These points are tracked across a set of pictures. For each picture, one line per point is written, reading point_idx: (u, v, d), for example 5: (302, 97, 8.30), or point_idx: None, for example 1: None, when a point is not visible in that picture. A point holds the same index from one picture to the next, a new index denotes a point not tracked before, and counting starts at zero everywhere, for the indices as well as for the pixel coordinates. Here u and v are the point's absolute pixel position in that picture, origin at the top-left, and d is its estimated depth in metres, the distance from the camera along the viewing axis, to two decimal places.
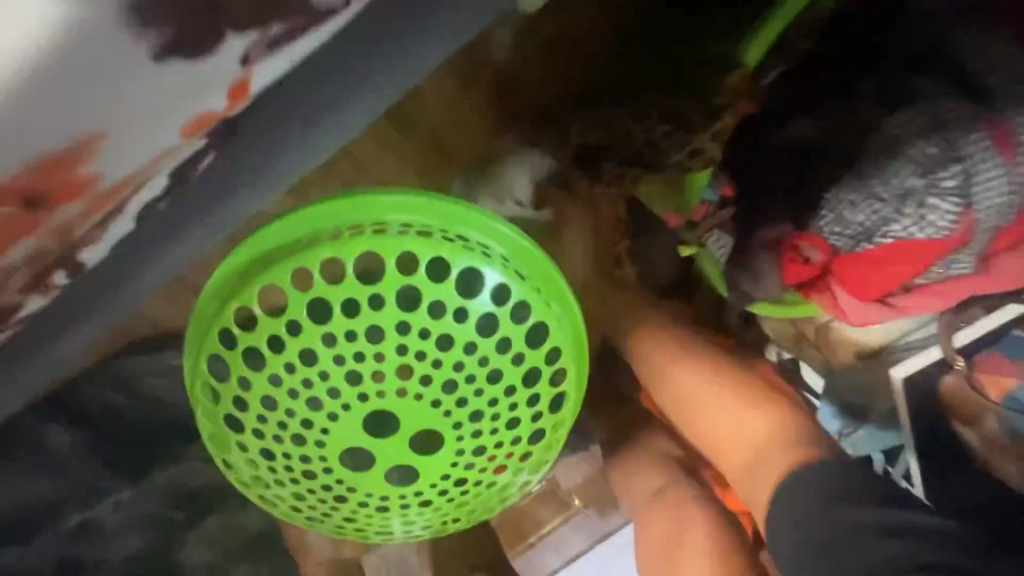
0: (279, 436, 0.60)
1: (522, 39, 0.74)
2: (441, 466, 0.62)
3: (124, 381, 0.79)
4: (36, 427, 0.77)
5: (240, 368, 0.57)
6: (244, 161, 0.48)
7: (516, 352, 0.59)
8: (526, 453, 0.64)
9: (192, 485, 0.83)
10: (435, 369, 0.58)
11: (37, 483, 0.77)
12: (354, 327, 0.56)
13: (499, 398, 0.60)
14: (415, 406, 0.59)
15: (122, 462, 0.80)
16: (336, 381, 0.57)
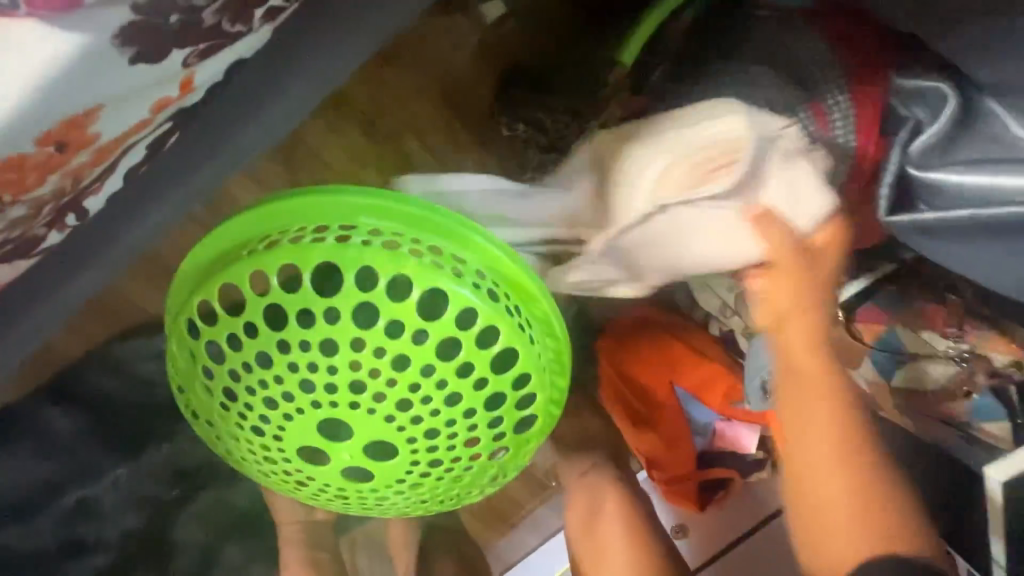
0: (245, 418, 0.65)
1: (452, 49, 0.81)
2: (395, 473, 0.65)
3: (120, 367, 0.86)
4: (42, 410, 0.84)
5: (205, 358, 0.65)
6: (197, 148, 0.55)
7: (477, 375, 0.62)
8: (479, 456, 0.68)
9: (184, 464, 0.90)
10: (389, 386, 0.61)
11: (43, 463, 0.84)
12: (307, 337, 0.60)
13: (452, 413, 0.63)
14: (370, 415, 0.62)
15: (122, 442, 0.87)
16: (290, 387, 0.61)
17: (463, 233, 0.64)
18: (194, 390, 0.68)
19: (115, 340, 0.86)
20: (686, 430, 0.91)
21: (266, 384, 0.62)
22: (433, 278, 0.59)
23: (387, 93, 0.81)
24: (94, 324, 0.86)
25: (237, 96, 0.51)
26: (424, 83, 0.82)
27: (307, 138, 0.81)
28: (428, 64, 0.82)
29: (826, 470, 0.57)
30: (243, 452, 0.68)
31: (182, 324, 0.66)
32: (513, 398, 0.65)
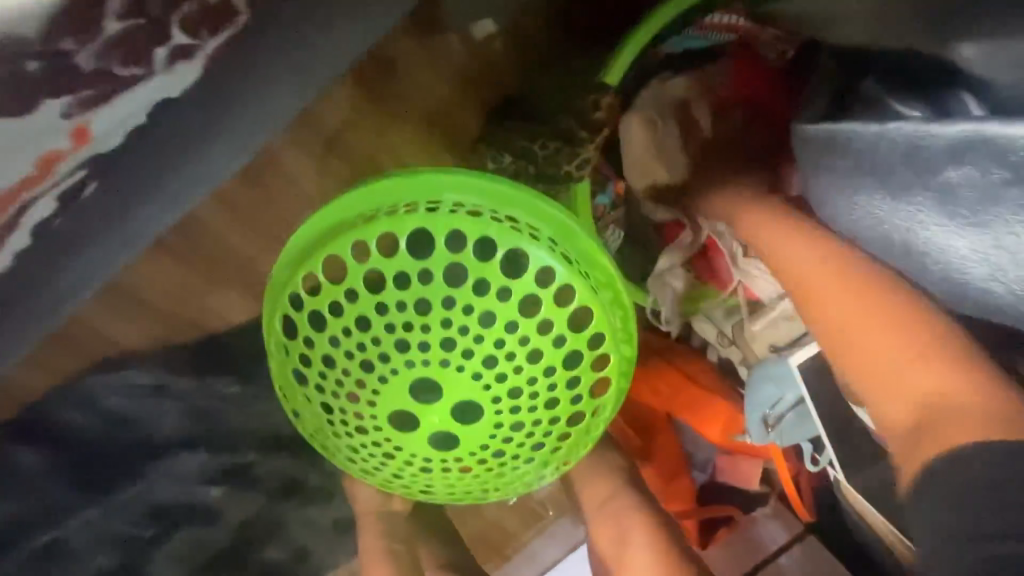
0: (339, 387, 0.65)
1: (440, 74, 0.78)
2: (482, 436, 0.67)
3: (89, 402, 0.82)
4: (7, 449, 0.80)
5: (307, 328, 0.65)
6: (134, 176, 0.58)
7: (558, 330, 0.64)
8: (556, 421, 0.68)
9: (159, 502, 0.86)
10: (478, 342, 0.63)
11: (9, 503, 0.80)
12: (404, 298, 0.62)
13: (536, 369, 0.65)
14: (459, 373, 0.64)
15: (91, 479, 0.83)
16: (387, 348, 0.63)
17: (532, 201, 0.64)
18: (286, 376, 0.68)
19: (82, 374, 0.82)
20: (682, 463, 0.88)
21: (366, 349, 0.64)
22: (516, 239, 0.61)
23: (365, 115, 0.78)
24: (64, 358, 0.81)
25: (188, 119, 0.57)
26: (408, 106, 0.78)
27: (283, 164, 0.78)
28: (414, 85, 0.78)
29: (878, 345, 0.50)
30: (335, 432, 0.68)
31: (282, 300, 0.65)
32: (589, 359, 0.66)
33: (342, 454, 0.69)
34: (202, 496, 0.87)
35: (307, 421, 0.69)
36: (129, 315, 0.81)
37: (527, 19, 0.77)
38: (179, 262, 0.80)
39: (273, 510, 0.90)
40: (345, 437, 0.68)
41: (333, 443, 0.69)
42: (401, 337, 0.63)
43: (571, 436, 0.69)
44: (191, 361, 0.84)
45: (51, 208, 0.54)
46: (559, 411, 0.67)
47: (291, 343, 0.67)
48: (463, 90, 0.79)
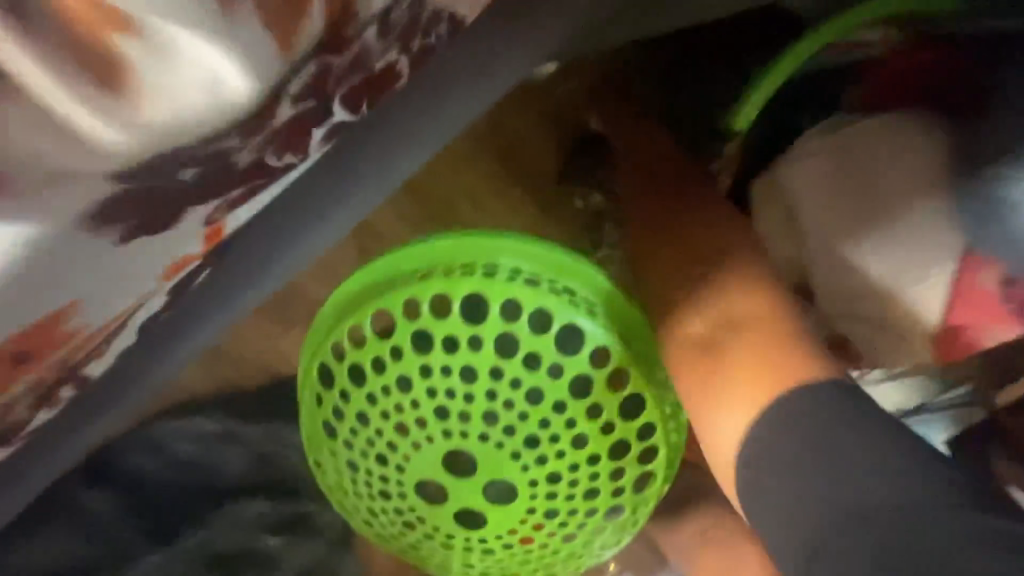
0: (369, 446, 0.62)
1: (526, 120, 0.79)
2: (511, 521, 0.62)
3: (160, 447, 0.81)
4: (80, 494, 0.79)
5: (345, 380, 0.61)
6: (244, 261, 0.51)
7: (608, 415, 0.59)
8: (594, 510, 0.63)
9: (219, 551, 0.81)
10: (522, 421, 0.59)
11: (76, 550, 0.79)
12: (450, 363, 0.58)
13: (581, 455, 0.60)
14: (497, 450, 0.60)
15: (158, 525, 0.81)
16: (425, 414, 0.60)
17: (593, 274, 0.59)
18: (319, 429, 0.64)
19: (155, 419, 0.82)
20: None
21: (405, 412, 0.60)
22: (576, 316, 0.57)
23: (447, 159, 0.79)
24: None
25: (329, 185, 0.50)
26: (492, 150, 0.79)
27: None
28: (498, 130, 0.79)
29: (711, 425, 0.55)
30: (360, 496, 0.65)
31: (324, 345, 0.62)
32: (636, 450, 0.61)
33: (358, 515, 0.67)
34: (261, 545, 0.82)
35: (330, 470, 0.66)
36: (210, 364, 0.84)
37: (621, 63, 0.75)
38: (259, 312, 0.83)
39: (333, 563, 0.84)
40: (366, 497, 0.65)
41: (352, 500, 0.66)
42: (442, 403, 0.59)
43: (606, 529, 0.64)
44: (256, 404, 0.82)
45: (152, 310, 0.47)
46: (596, 501, 0.62)
47: (329, 390, 0.63)
48: (546, 132, 0.80)
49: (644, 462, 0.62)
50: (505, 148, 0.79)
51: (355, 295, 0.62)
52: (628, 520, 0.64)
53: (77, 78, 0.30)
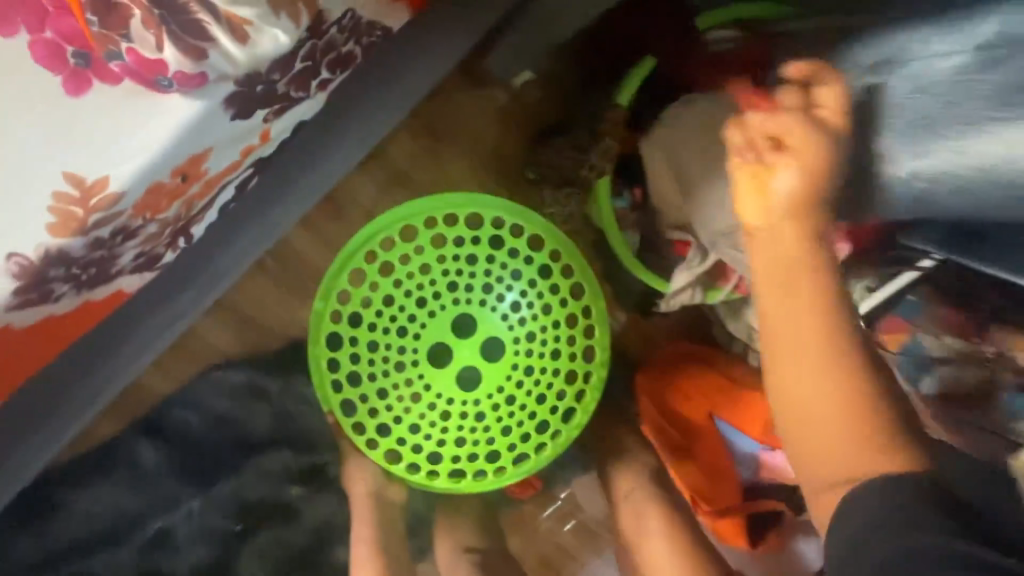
0: (386, 328, 0.81)
1: (487, 106, 0.93)
2: (500, 372, 0.83)
3: (198, 405, 0.95)
4: (134, 443, 0.95)
5: (370, 275, 0.80)
6: (267, 194, 0.66)
7: (563, 296, 0.84)
8: (558, 366, 0.84)
9: (248, 500, 1.00)
10: (512, 290, 0.83)
11: (134, 495, 0.95)
12: (460, 251, 0.82)
13: (550, 331, 0.84)
14: (490, 315, 0.83)
15: (195, 473, 0.97)
16: (440, 288, 0.82)
17: (533, 214, 0.82)
18: (343, 322, 0.80)
19: (192, 380, 0.95)
20: (727, 460, 0.91)
21: (423, 300, 0.82)
22: (540, 221, 0.82)
23: (432, 148, 0.94)
24: (180, 366, 0.95)
25: (321, 141, 0.65)
26: (463, 132, 0.94)
27: (358, 197, 0.94)
28: (466, 119, 0.93)
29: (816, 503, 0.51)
30: (374, 380, 0.81)
31: (355, 256, 0.79)
32: (584, 323, 0.84)
33: (367, 406, 0.81)
34: (284, 495, 1.01)
35: (350, 358, 0.81)
36: (232, 330, 0.95)
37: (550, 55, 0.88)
38: (276, 282, 0.94)
39: (343, 513, 1.03)
40: (383, 376, 0.81)
41: (369, 382, 0.81)
42: (451, 286, 0.82)
43: (567, 390, 0.84)
44: (277, 363, 0.96)
45: (232, 192, 0.60)
46: (562, 360, 0.83)
47: (354, 288, 0.80)
48: (505, 110, 0.93)
49: (588, 335, 0.84)
50: (477, 140, 0.94)
51: (377, 227, 0.79)
52: (586, 381, 0.85)
53: (193, 51, 0.42)
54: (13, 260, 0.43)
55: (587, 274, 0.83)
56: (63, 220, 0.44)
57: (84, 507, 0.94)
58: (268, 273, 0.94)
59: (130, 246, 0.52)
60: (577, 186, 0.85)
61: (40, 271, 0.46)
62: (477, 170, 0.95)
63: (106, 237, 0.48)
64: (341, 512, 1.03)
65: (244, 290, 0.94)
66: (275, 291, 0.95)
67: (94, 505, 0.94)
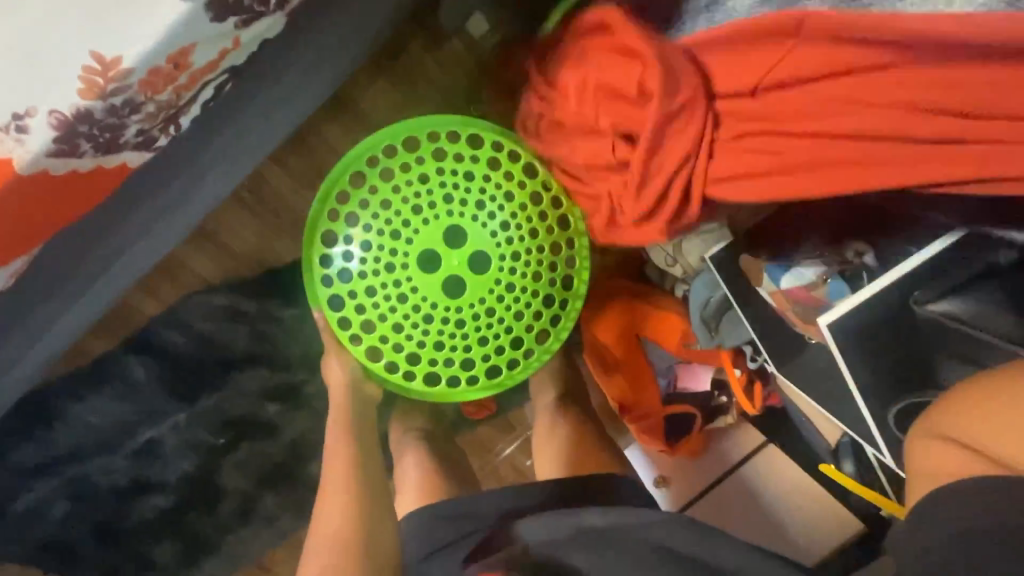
0: (379, 229, 0.83)
1: (437, 53, 1.04)
2: (484, 285, 0.85)
3: (181, 326, 1.06)
4: (125, 359, 1.05)
5: (373, 177, 0.82)
6: (233, 112, 0.75)
7: (549, 224, 0.87)
8: (539, 290, 0.87)
9: (229, 414, 1.11)
10: (504, 210, 0.85)
11: (126, 405, 1.06)
12: (458, 165, 0.84)
13: (535, 256, 0.87)
14: (481, 230, 0.85)
15: (180, 389, 1.08)
16: (436, 197, 0.83)
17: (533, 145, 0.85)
18: (338, 221, 0.83)
19: (176, 303, 1.06)
20: (649, 370, 1.06)
21: (418, 208, 0.83)
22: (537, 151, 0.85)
23: (390, 92, 1.04)
24: (165, 289, 1.05)
25: (279, 65, 0.74)
26: (418, 78, 1.04)
27: (330, 139, 1.04)
28: (420, 66, 1.04)
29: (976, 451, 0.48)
30: (364, 279, 0.83)
31: (359, 159, 0.83)
32: (565, 256, 0.89)
33: (356, 301, 0.83)
34: (263, 411, 1.12)
35: (344, 253, 0.83)
36: (211, 257, 1.05)
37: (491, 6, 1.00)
38: (251, 214, 1.04)
39: (317, 429, 1.16)
40: (374, 275, 0.83)
41: (359, 278, 0.83)
42: (447, 198, 0.83)
43: (542, 313, 0.89)
44: (256, 290, 1.07)
45: (211, 93, 0.64)
46: (542, 285, 0.87)
47: (356, 190, 0.83)
48: (455, 58, 1.04)
49: (568, 266, 0.90)
50: (436, 90, 1.05)
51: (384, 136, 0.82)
52: (561, 309, 0.90)
53: None
54: (54, 115, 0.51)
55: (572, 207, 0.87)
56: (89, 87, 0.51)
57: (80, 416, 1.06)
58: (243, 206, 1.04)
59: (133, 124, 0.57)
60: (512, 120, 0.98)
61: (74, 130, 0.53)
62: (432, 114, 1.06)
63: (120, 107, 0.54)
64: (314, 428, 1.16)
65: (221, 221, 1.04)
66: (249, 222, 1.05)
67: (90, 415, 1.06)
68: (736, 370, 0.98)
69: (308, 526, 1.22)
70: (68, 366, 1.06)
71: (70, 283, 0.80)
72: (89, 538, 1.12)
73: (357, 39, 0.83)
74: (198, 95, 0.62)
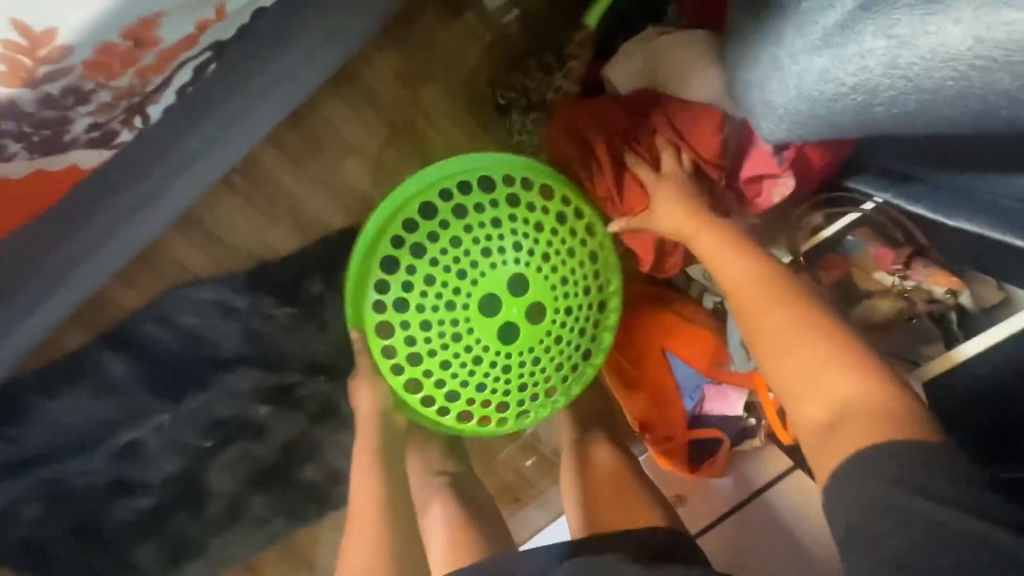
0: (444, 265, 0.76)
1: (454, 29, 0.92)
2: (535, 335, 0.79)
3: (165, 321, 0.96)
4: (102, 355, 0.96)
5: (445, 210, 0.77)
6: (225, 88, 0.66)
7: (602, 282, 0.83)
8: (579, 345, 0.83)
9: (217, 416, 1.03)
10: (566, 260, 0.80)
11: (104, 404, 0.98)
12: (532, 210, 0.79)
13: (585, 311, 0.82)
14: (543, 279, 0.78)
15: (164, 388, 0.99)
16: (507, 240, 0.77)
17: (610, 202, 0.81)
18: (403, 248, 0.77)
19: (159, 296, 0.96)
20: (677, 390, 0.98)
21: (489, 249, 0.77)
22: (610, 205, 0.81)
23: (402, 70, 0.92)
24: (146, 280, 0.95)
25: (279, 36, 0.64)
26: (433, 55, 0.92)
27: (331, 121, 0.93)
28: (435, 43, 0.92)
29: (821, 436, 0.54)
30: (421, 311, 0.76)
31: (433, 190, 0.78)
32: (609, 315, 0.84)
33: (404, 333, 0.77)
34: (254, 413, 1.04)
35: (402, 280, 0.77)
36: (199, 247, 0.95)
37: None
38: (244, 201, 0.94)
39: (312, 434, 1.07)
40: (431, 309, 0.76)
41: (412, 309, 0.77)
42: (519, 242, 0.78)
43: (578, 367, 0.84)
44: (248, 284, 0.97)
45: (189, 75, 0.58)
46: (584, 340, 0.83)
47: (425, 221, 0.77)
48: (476, 34, 0.92)
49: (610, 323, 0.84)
50: (450, 70, 0.93)
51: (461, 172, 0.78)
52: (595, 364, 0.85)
53: None
54: None
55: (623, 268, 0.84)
56: (15, 70, 0.44)
57: (54, 415, 0.97)
58: (235, 192, 0.93)
59: (82, 115, 0.52)
60: (545, 111, 0.87)
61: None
62: (448, 98, 0.95)
63: (59, 96, 0.48)
64: (310, 433, 1.07)
65: (210, 207, 0.94)
66: (242, 209, 0.94)
67: (65, 413, 0.97)
68: (769, 395, 0.90)
69: (302, 531, 1.14)
70: (37, 361, 0.96)
71: (36, 278, 0.71)
72: (64, 544, 1.03)
73: (371, 7, 0.72)
74: (167, 77, 0.56)
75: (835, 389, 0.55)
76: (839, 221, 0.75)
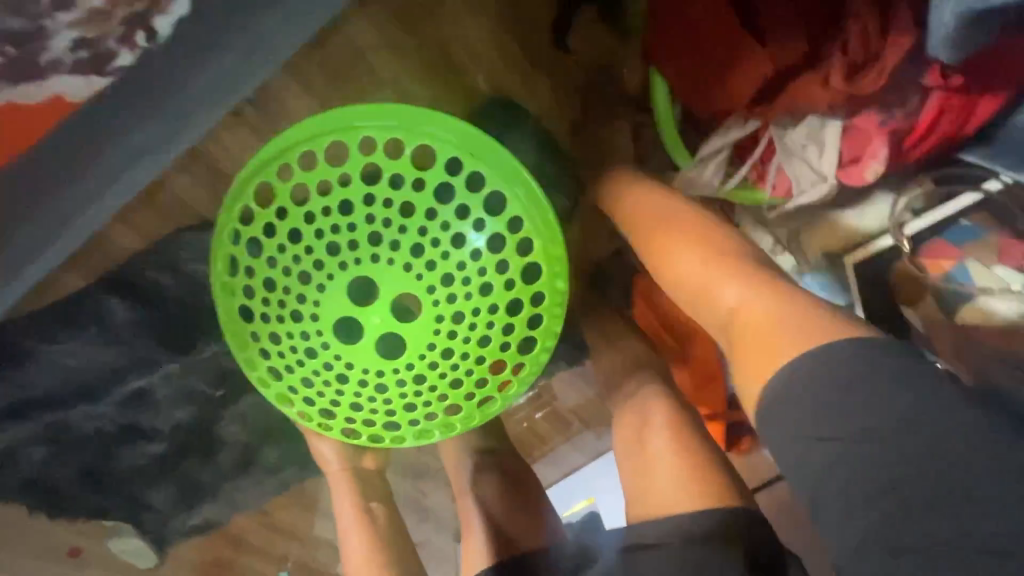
0: (282, 319, 0.76)
1: None
2: (425, 326, 0.76)
3: (173, 267, 0.89)
4: (104, 299, 0.89)
5: (247, 253, 0.74)
6: None
7: (480, 217, 0.74)
8: (490, 292, 0.76)
9: (229, 367, 0.97)
10: (402, 232, 0.74)
11: (108, 351, 0.91)
12: (332, 203, 0.72)
13: (473, 266, 0.74)
14: (389, 266, 0.74)
15: (172, 338, 0.93)
16: (321, 251, 0.74)
17: (408, 116, 0.70)
18: (242, 320, 0.75)
19: (164, 239, 0.87)
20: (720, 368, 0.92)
21: (307, 274, 0.75)
22: (417, 137, 0.71)
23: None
24: (149, 220, 0.87)
25: None
26: None
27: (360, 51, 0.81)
28: None
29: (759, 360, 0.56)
30: (299, 372, 0.76)
31: (229, 241, 0.74)
32: (513, 241, 0.74)
33: (298, 399, 0.77)
34: None
35: (255, 346, 0.76)
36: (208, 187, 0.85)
37: None
38: (257, 137, 0.84)
39: None
40: (305, 358, 0.76)
41: (291, 362, 0.76)
42: (333, 240, 0.73)
43: (514, 322, 0.76)
44: None
45: None
46: (494, 291, 0.75)
47: (237, 277, 0.75)
48: None
49: (525, 251, 0.75)
50: None
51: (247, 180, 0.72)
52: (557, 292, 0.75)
53: None
54: None
55: (510, 177, 0.72)
56: None
57: (54, 358, 0.91)
58: (248, 128, 0.83)
59: None
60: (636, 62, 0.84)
61: None
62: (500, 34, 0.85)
63: None
64: None
65: (220, 143, 0.83)
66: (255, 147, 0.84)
67: (66, 357, 0.91)
68: None
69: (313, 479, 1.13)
70: (31, 301, 0.88)
71: None
72: (71, 487, 0.99)
73: None
74: None
75: (769, 302, 0.60)
76: (956, 200, 0.80)
